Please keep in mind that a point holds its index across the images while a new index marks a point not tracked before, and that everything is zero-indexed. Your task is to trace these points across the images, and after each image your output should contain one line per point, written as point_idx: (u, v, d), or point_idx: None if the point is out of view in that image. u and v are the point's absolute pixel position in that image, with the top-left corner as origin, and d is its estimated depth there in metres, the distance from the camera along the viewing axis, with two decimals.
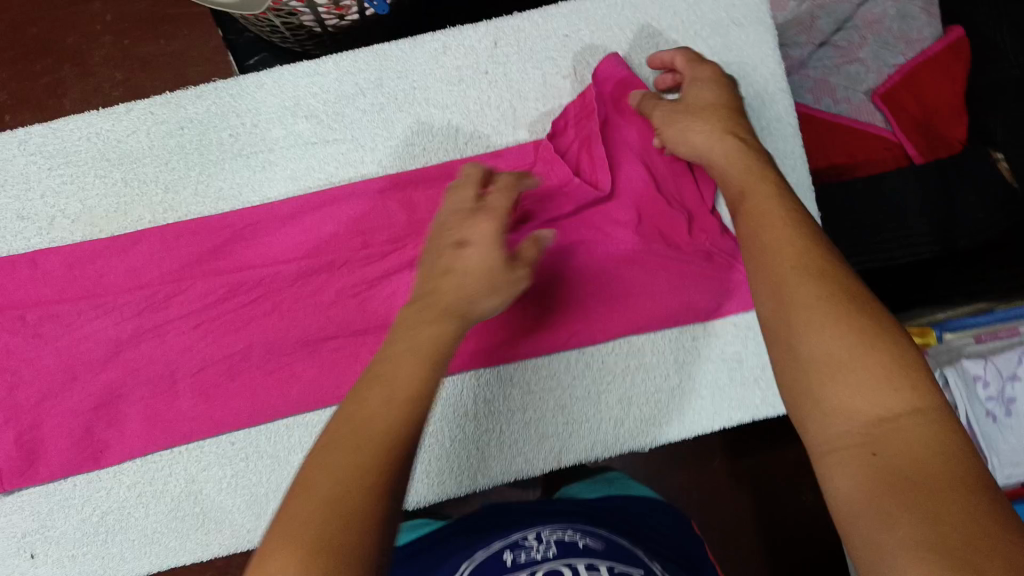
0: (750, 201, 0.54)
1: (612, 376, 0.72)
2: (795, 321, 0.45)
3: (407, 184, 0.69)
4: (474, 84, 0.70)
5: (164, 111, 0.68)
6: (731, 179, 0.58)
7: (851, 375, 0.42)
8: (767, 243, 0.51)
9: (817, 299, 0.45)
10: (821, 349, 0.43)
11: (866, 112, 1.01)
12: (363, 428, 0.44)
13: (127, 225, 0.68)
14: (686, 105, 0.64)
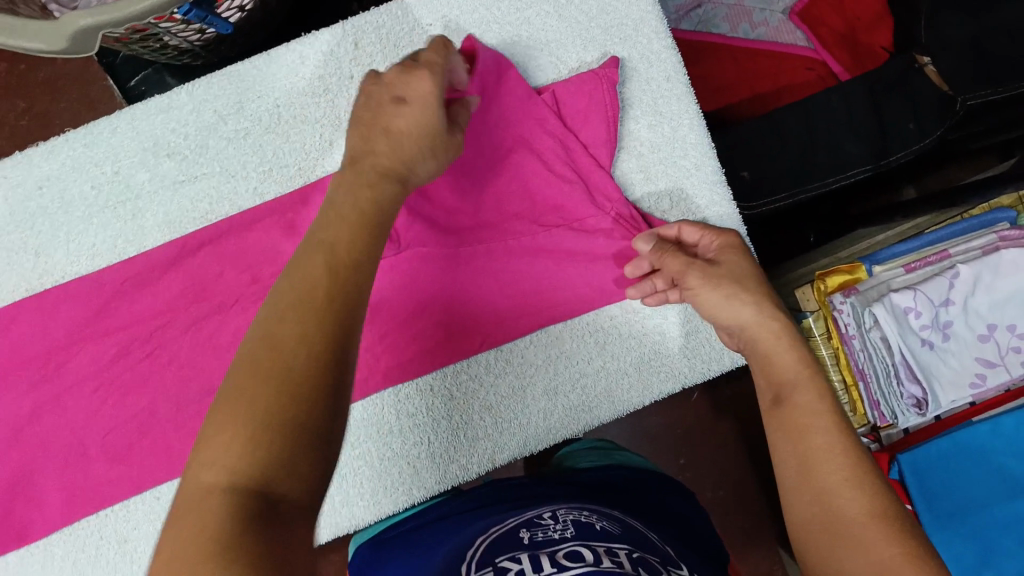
0: (800, 397, 0.50)
1: (535, 368, 0.70)
2: (824, 484, 0.46)
3: (287, 208, 0.66)
4: (342, 91, 0.66)
5: (18, 173, 0.64)
6: (777, 363, 0.52)
7: (877, 550, 0.43)
8: (811, 425, 0.48)
9: (837, 439, 0.47)
10: (853, 515, 0.44)
11: (786, 31, 0.99)
12: (307, 310, 0.39)
13: (3, 298, 0.65)
14: (723, 271, 0.56)
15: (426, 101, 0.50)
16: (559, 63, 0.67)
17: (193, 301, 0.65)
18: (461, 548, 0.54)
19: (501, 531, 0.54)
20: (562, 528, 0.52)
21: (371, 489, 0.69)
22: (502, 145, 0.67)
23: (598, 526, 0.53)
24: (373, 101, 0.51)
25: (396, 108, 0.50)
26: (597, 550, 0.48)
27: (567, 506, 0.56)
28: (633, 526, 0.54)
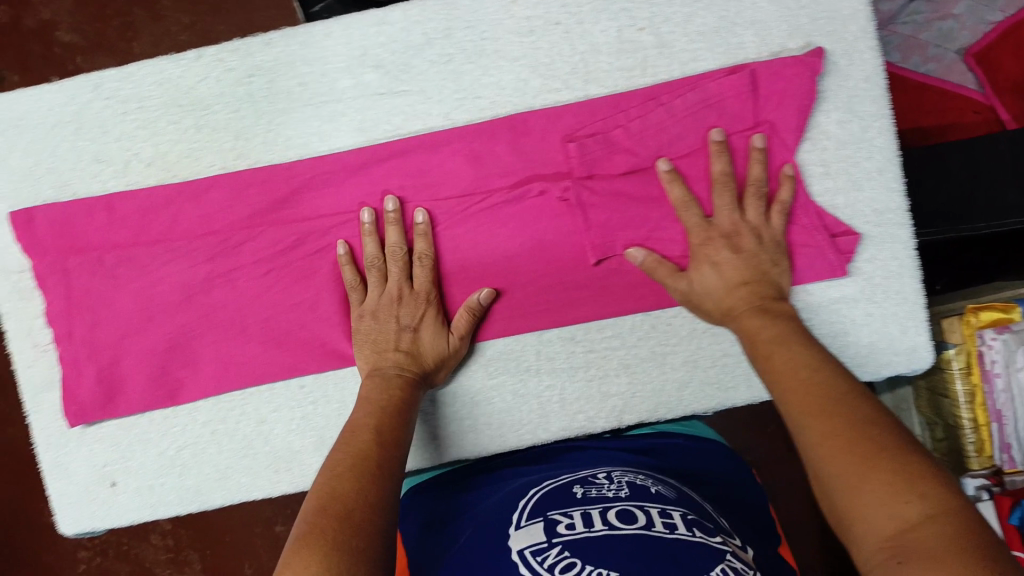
0: (765, 340, 0.58)
1: (678, 339, 0.69)
2: (808, 431, 0.50)
3: (474, 137, 0.68)
4: (547, 35, 0.67)
5: (234, 59, 0.68)
6: (745, 323, 0.61)
7: (837, 460, 0.47)
8: (795, 381, 0.54)
9: (804, 380, 0.53)
10: (808, 434, 0.50)
11: (956, 72, 0.93)
12: (349, 514, 0.49)
13: (200, 171, 0.69)
14: (712, 228, 0.64)
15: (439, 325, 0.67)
16: (762, 44, 0.67)
17: (369, 209, 0.69)
18: (518, 495, 0.61)
19: (556, 485, 0.61)
20: (616, 487, 0.59)
21: (498, 422, 0.70)
22: (684, 113, 0.66)
23: (653, 489, 0.59)
24: (410, 325, 0.66)
25: (410, 336, 0.66)
26: (650, 512, 0.54)
27: (621, 469, 0.63)
28: (688, 496, 0.60)
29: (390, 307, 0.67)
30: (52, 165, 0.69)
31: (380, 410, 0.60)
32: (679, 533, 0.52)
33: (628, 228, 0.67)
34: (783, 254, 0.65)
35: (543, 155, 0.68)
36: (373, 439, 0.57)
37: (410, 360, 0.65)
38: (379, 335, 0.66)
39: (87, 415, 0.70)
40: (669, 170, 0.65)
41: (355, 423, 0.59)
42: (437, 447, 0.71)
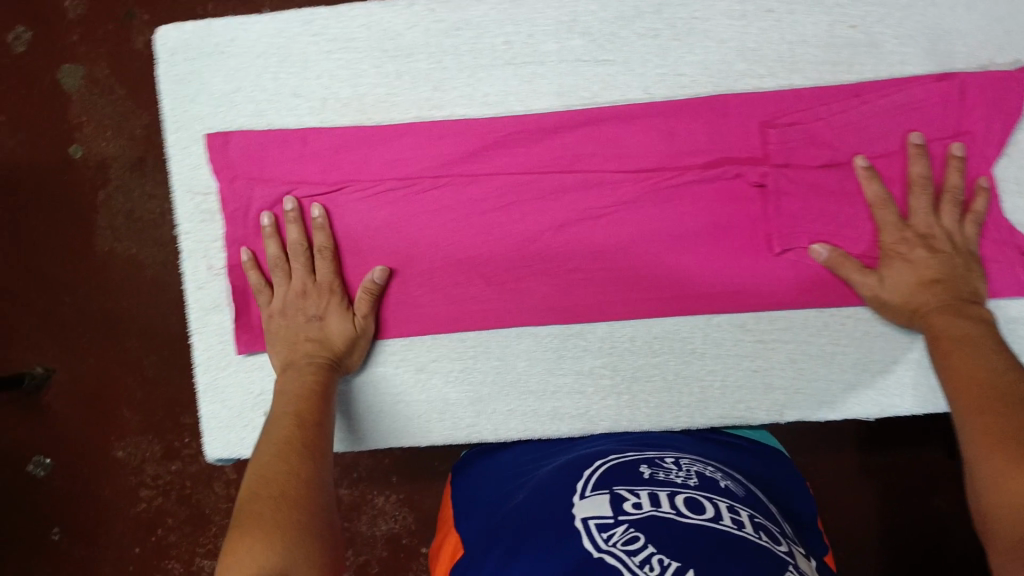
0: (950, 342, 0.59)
1: (850, 340, 0.70)
2: (974, 439, 0.51)
3: (672, 114, 0.68)
4: (757, 21, 0.68)
5: (444, 10, 0.69)
6: (931, 320, 0.62)
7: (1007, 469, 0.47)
8: (971, 385, 0.55)
9: (983, 386, 0.54)
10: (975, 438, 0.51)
11: None
12: (262, 491, 0.55)
13: (394, 116, 0.70)
14: (909, 228, 0.65)
15: (339, 310, 0.69)
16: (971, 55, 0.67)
17: (558, 172, 0.70)
18: (577, 475, 0.62)
19: (623, 465, 0.62)
20: (685, 476, 0.60)
21: (656, 401, 0.71)
22: (886, 114, 0.67)
23: (721, 483, 0.59)
24: (298, 317, 0.69)
25: (319, 326, 0.69)
26: (719, 504, 0.55)
27: (690, 458, 0.64)
28: (754, 494, 0.60)
29: (296, 302, 0.69)
30: (251, 94, 0.70)
31: (299, 394, 0.64)
32: (746, 529, 0.51)
33: (816, 222, 0.68)
34: (976, 260, 0.65)
35: (739, 138, 0.68)
36: (293, 422, 0.61)
37: (319, 347, 0.68)
38: (299, 334, 0.68)
39: (255, 343, 0.72)
40: (868, 167, 0.66)
41: (292, 404, 0.63)
42: (591, 416, 0.72)
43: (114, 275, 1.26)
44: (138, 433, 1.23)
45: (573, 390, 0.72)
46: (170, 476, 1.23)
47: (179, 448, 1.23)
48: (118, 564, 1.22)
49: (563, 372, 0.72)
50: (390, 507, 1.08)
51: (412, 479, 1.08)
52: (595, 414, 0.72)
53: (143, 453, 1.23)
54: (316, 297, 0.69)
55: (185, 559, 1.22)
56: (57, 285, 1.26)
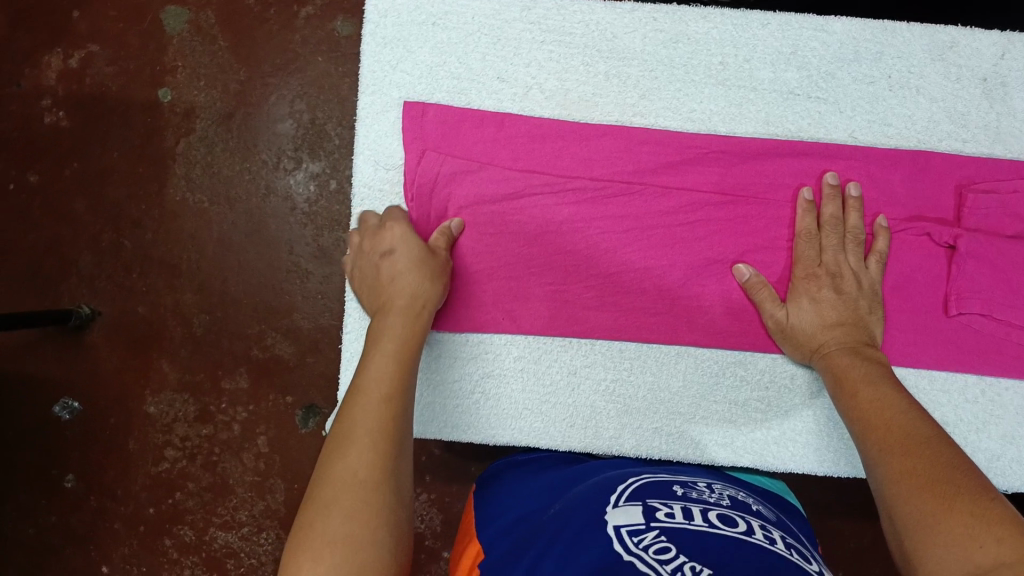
0: (862, 395, 0.60)
1: (1005, 410, 0.69)
2: (903, 446, 0.54)
3: (874, 160, 0.68)
4: (970, 87, 0.69)
5: (666, 21, 0.69)
6: (835, 361, 0.63)
7: (911, 499, 0.49)
8: (886, 405, 0.58)
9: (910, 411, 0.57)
10: (890, 475, 0.53)
11: None
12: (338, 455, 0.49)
13: (595, 116, 0.70)
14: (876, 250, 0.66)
15: (402, 239, 0.64)
16: None
17: (752, 196, 0.69)
18: (608, 481, 0.61)
19: (659, 481, 0.62)
20: (718, 497, 0.60)
21: (803, 441, 0.70)
22: None
23: (753, 507, 0.60)
24: (370, 258, 0.64)
25: (390, 259, 0.63)
26: (752, 524, 0.55)
27: (722, 483, 0.64)
28: (789, 523, 0.60)
29: (369, 248, 0.65)
30: (455, 69, 0.69)
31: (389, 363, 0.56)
32: (779, 545, 0.52)
33: (996, 290, 0.67)
34: (879, 302, 0.66)
35: (936, 196, 0.68)
36: (391, 367, 0.55)
37: (398, 277, 0.62)
38: (372, 285, 0.64)
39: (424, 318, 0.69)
40: (808, 201, 0.66)
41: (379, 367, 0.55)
42: (737, 446, 0.70)
43: (185, 227, 0.98)
44: (175, 391, 0.97)
45: (724, 418, 0.70)
46: (200, 440, 0.97)
47: (214, 412, 0.97)
48: (128, 523, 0.96)
49: (717, 400, 0.70)
50: (421, 509, 0.93)
51: (449, 481, 0.93)
52: (740, 443, 0.70)
53: (176, 411, 0.97)
54: (374, 245, 0.65)
55: (201, 527, 0.96)
56: (124, 222, 0.99)
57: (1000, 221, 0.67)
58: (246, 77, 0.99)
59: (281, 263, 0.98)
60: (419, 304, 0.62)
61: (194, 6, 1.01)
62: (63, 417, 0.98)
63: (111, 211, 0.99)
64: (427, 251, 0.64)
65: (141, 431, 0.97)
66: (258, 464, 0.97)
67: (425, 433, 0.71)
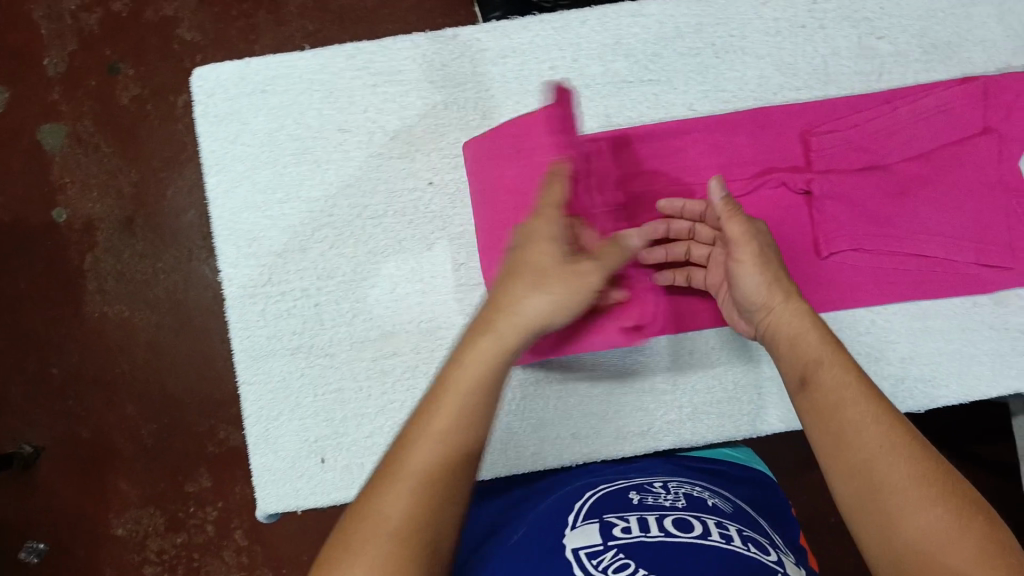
0: (790, 339, 0.55)
1: (896, 334, 0.71)
2: (847, 408, 0.49)
3: (717, 127, 0.70)
4: (792, 37, 0.70)
5: (489, 38, 0.70)
6: (777, 336, 0.56)
7: (893, 476, 0.45)
8: (822, 363, 0.52)
9: (844, 367, 0.51)
10: (867, 440, 0.47)
11: None
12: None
13: (443, 147, 0.70)
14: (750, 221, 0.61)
15: (550, 232, 0.53)
16: (988, 59, 0.72)
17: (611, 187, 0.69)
18: (569, 503, 0.61)
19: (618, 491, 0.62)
20: (675, 497, 0.59)
21: (717, 412, 0.71)
22: (918, 118, 0.70)
23: (710, 501, 0.59)
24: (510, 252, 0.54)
25: (529, 248, 0.53)
26: (707, 521, 0.54)
27: (677, 480, 0.63)
28: (743, 511, 0.60)
29: (523, 235, 0.54)
30: (294, 132, 0.69)
31: (473, 384, 0.46)
32: (735, 543, 0.51)
33: (859, 224, 0.69)
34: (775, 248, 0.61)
35: (784, 147, 0.70)
36: (455, 425, 0.45)
37: (528, 279, 0.51)
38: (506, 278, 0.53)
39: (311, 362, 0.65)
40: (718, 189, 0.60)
41: (462, 386, 0.46)
42: (655, 432, 0.71)
43: (113, 340, 1.13)
44: (140, 507, 1.12)
45: (636, 408, 0.71)
46: (176, 550, 1.12)
47: (185, 518, 1.11)
48: None
49: (624, 392, 0.71)
50: None
51: None
52: (658, 429, 0.71)
53: (145, 526, 1.11)
54: (523, 240, 0.54)
55: None
56: (44, 351, 1.13)
57: (844, 159, 0.70)
58: (137, 175, 1.14)
59: (218, 353, 1.13)
60: (525, 323, 0.50)
61: None
62: (33, 558, 1.11)
63: (46, 342, 1.13)
64: (566, 259, 0.52)
65: (114, 551, 1.12)
66: (239, 559, 1.11)
67: (352, 496, 0.70)
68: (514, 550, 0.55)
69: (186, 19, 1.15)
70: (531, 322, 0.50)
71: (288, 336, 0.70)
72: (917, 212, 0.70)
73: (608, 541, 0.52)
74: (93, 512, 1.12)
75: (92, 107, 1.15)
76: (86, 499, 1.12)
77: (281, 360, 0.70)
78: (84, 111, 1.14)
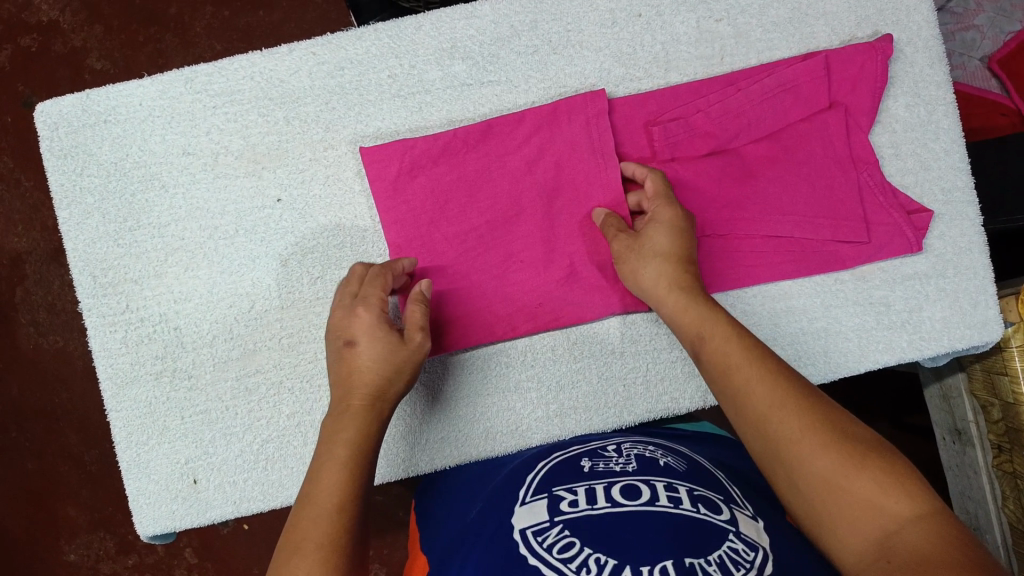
0: (731, 370, 0.55)
1: (759, 318, 0.70)
2: (799, 455, 0.50)
3: (558, 119, 0.69)
4: (628, 26, 0.70)
5: (325, 52, 0.70)
6: (709, 360, 0.57)
7: (823, 460, 0.50)
8: (756, 402, 0.53)
9: (771, 402, 0.53)
10: (790, 429, 0.51)
11: (981, 79, 0.90)
12: None
13: (288, 162, 0.70)
14: (639, 241, 0.63)
15: (367, 323, 0.62)
16: (832, 33, 0.71)
17: (457, 192, 0.69)
18: (527, 473, 0.61)
19: (574, 460, 0.61)
20: (626, 462, 0.58)
21: (583, 407, 0.71)
22: (761, 97, 0.69)
23: (661, 461, 0.58)
24: (336, 336, 0.62)
25: (348, 346, 0.62)
26: (656, 485, 0.53)
27: (631, 443, 0.63)
28: (698, 465, 0.59)
29: (348, 322, 0.62)
30: (140, 159, 0.70)
31: (355, 439, 0.58)
32: (684, 507, 0.51)
33: (710, 211, 0.69)
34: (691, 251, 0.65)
35: (628, 138, 0.70)
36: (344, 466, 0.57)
37: (362, 383, 0.60)
38: (339, 364, 0.62)
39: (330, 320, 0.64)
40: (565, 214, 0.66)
41: (348, 441, 0.58)
42: (523, 431, 0.70)
43: (48, 370, 1.14)
44: (89, 532, 1.15)
45: (502, 408, 0.70)
46: (127, 572, 1.14)
47: (133, 541, 1.14)
48: None
49: (490, 393, 0.71)
50: None
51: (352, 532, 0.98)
52: (527, 429, 0.70)
53: (96, 552, 1.14)
54: (344, 321, 0.62)
55: None
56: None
57: (689, 145, 0.69)
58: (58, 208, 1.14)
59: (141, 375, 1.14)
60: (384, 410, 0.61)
61: None
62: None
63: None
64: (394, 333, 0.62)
65: None
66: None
67: (227, 513, 0.71)
68: (479, 521, 0.55)
69: (94, 49, 1.15)
70: (389, 400, 0.61)
71: (150, 361, 0.70)
72: (768, 192, 0.69)
73: (554, 517, 0.51)
74: (42, 543, 1.15)
75: (8, 142, 1.14)
76: (32, 529, 1.15)
77: (146, 385, 0.70)
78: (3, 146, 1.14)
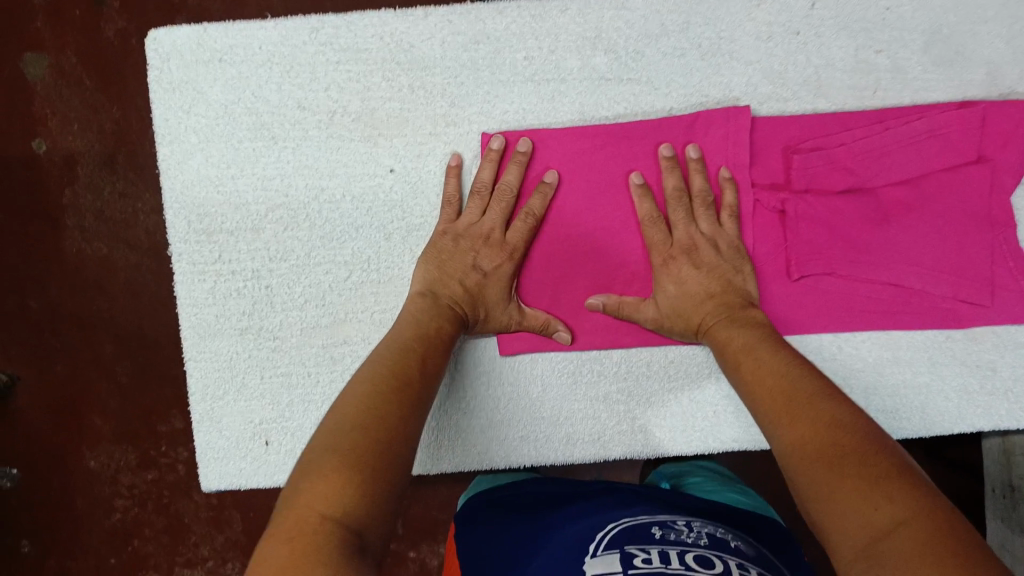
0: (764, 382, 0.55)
1: (863, 364, 0.69)
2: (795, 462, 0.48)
3: (696, 130, 0.66)
4: (783, 43, 0.67)
5: (462, 22, 0.66)
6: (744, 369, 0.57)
7: (815, 464, 0.47)
8: (774, 413, 0.52)
9: (782, 413, 0.52)
10: (791, 438, 0.50)
11: None
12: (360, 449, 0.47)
13: (407, 133, 0.67)
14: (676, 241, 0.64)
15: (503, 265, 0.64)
16: (991, 82, 0.67)
17: (579, 189, 0.66)
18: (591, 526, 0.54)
19: (638, 518, 0.55)
20: (696, 534, 0.52)
21: (669, 425, 0.70)
22: (909, 140, 0.66)
23: (731, 543, 0.53)
24: (467, 247, 0.64)
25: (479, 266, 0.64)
26: (731, 564, 0.48)
27: (698, 518, 0.56)
28: (764, 556, 0.54)
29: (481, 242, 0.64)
30: (252, 106, 0.67)
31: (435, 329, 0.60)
32: None
33: (837, 249, 0.66)
34: (744, 259, 0.64)
35: (765, 161, 0.67)
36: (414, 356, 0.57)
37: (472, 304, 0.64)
38: (457, 268, 0.64)
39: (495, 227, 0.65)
40: (641, 184, 0.64)
41: (427, 328, 0.60)
42: (605, 441, 0.70)
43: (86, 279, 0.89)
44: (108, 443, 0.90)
45: (587, 415, 0.69)
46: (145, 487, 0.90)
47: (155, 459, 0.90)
48: None
49: (578, 398, 0.69)
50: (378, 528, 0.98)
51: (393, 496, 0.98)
52: (609, 439, 0.70)
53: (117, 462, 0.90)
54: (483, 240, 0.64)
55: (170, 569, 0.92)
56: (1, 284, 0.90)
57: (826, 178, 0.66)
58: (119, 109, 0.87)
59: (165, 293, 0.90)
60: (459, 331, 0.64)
61: (52, 50, 0.87)
62: (4, 484, 0.91)
63: None
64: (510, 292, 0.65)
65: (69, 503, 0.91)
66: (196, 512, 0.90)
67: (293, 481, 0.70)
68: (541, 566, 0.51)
69: None
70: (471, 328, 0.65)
71: (236, 317, 0.69)
72: (899, 239, 0.66)
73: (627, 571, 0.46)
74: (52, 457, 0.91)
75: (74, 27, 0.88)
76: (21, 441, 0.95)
77: (229, 339, 0.69)
78: (62, 22, 0.87)
